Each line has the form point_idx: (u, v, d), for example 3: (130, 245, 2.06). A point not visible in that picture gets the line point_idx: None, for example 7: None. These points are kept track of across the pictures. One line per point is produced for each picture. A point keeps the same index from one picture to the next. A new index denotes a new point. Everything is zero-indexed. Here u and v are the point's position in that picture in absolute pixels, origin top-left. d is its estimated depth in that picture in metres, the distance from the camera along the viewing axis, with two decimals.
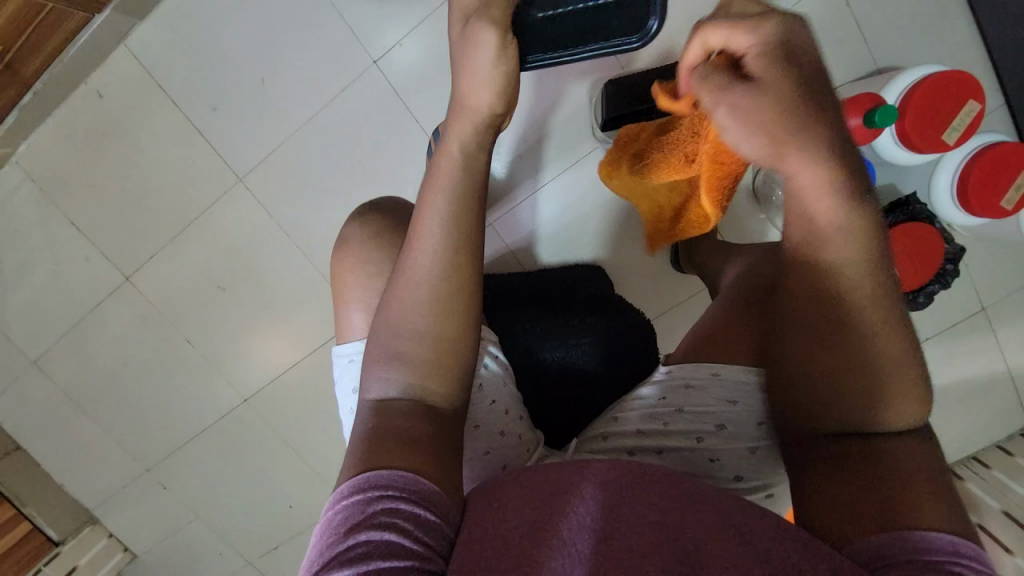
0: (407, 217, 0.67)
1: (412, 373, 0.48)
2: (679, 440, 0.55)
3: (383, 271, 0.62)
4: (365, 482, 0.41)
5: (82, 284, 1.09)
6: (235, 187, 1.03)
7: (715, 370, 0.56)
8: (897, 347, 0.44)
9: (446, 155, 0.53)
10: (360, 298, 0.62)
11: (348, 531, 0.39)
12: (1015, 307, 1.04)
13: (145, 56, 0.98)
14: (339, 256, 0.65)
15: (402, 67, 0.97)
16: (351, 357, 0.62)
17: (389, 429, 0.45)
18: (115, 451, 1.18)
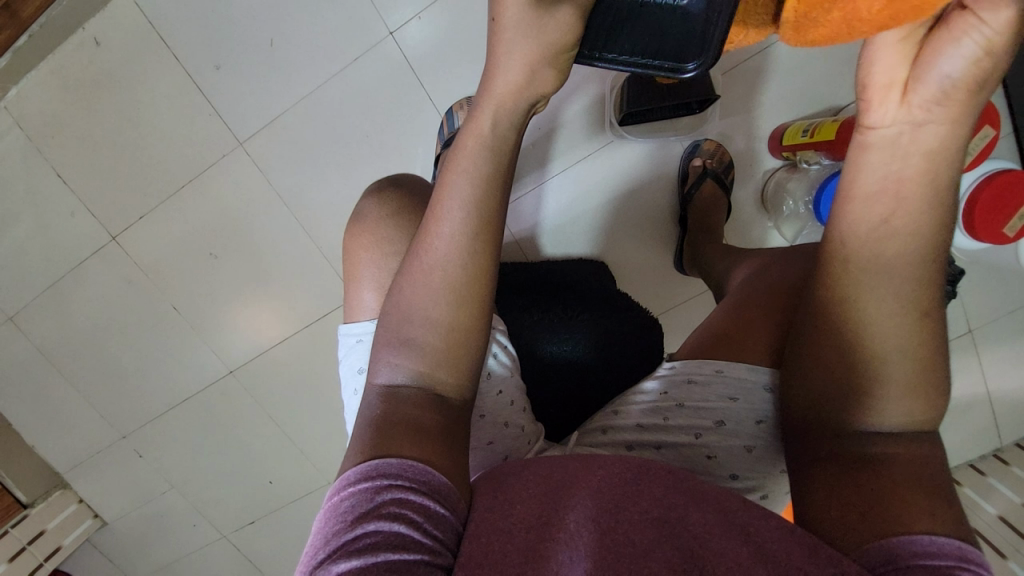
0: (423, 197, 0.65)
1: (423, 360, 0.47)
2: (678, 435, 0.55)
3: (399, 252, 0.60)
4: (374, 470, 0.40)
5: (66, 240, 1.05)
6: (235, 152, 1.00)
7: (719, 367, 0.56)
8: (918, 353, 0.43)
9: (476, 130, 0.51)
10: (370, 278, 0.60)
11: (356, 520, 0.38)
12: (1001, 332, 1.06)
13: (148, 5, 0.93)
14: (353, 232, 0.63)
15: (420, 42, 0.94)
16: (360, 337, 0.60)
17: (398, 418, 0.44)
18: (92, 415, 1.15)
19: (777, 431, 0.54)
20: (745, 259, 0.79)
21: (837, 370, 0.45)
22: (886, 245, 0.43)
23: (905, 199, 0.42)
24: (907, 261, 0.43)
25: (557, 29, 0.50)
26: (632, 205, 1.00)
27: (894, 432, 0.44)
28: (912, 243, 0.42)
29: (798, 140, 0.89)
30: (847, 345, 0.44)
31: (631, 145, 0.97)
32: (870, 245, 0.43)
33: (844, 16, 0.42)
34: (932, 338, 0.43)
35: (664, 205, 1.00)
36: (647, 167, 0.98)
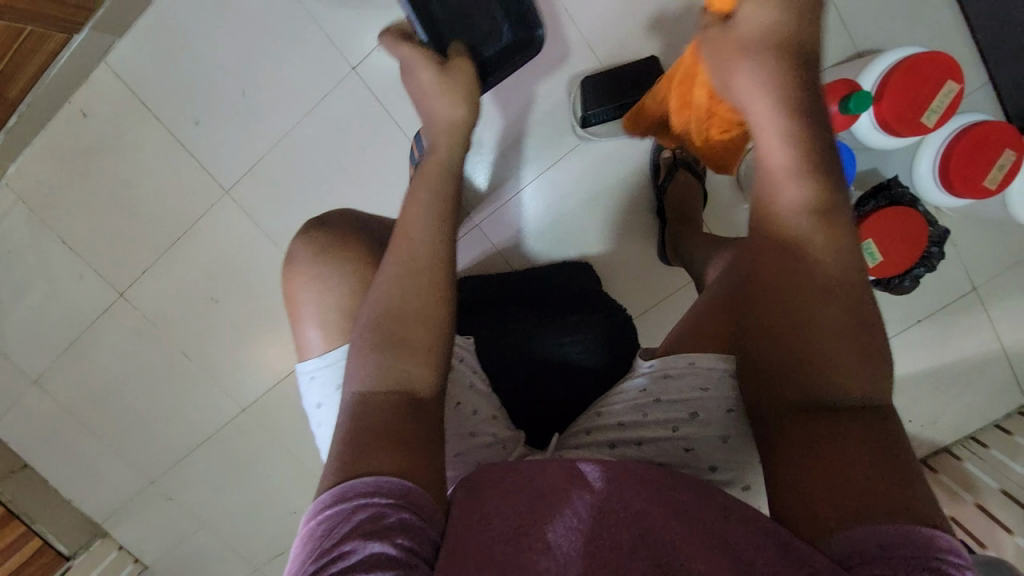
0: (354, 225, 0.67)
1: (396, 359, 0.50)
2: (656, 430, 0.56)
3: (336, 286, 0.62)
4: (350, 490, 0.43)
5: (79, 302, 1.12)
6: (222, 201, 1.04)
7: (691, 359, 0.58)
8: (846, 325, 0.47)
9: (435, 159, 0.65)
10: (311, 317, 0.63)
11: (335, 540, 0.41)
12: (1008, 286, 1.04)
13: (126, 73, 0.98)
14: (287, 276, 0.65)
15: (381, 73, 0.96)
16: (312, 374, 0.63)
17: (376, 434, 0.46)
18: (122, 464, 1.21)
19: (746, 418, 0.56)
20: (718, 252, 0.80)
21: (793, 337, 0.48)
22: (819, 236, 0.50)
23: (814, 181, 0.51)
24: (841, 252, 0.50)
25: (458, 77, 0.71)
26: (609, 204, 1.00)
27: (854, 406, 0.46)
28: (814, 208, 0.51)
29: None
30: (800, 313, 0.48)
31: (599, 144, 0.97)
32: (783, 205, 0.51)
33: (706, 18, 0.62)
34: (874, 338, 0.48)
35: (639, 200, 1.00)
36: (616, 164, 0.98)
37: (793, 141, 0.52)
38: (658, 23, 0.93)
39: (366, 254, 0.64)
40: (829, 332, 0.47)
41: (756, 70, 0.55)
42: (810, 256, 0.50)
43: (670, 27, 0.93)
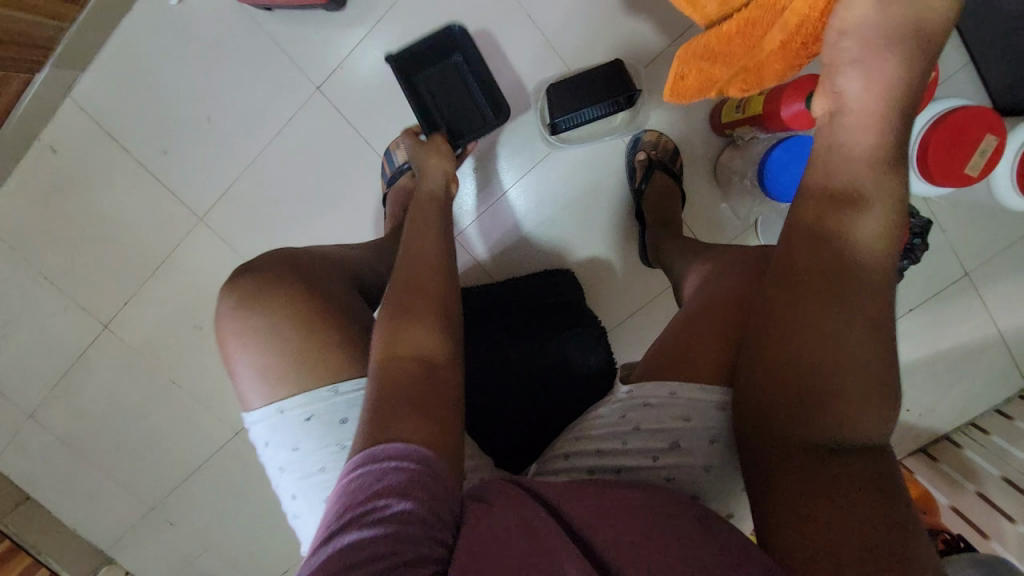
0: (291, 262, 0.59)
1: (419, 329, 0.55)
2: (636, 459, 0.54)
3: (279, 334, 0.54)
4: (382, 452, 0.45)
5: (66, 336, 1.12)
6: (197, 228, 1.03)
7: (672, 388, 0.55)
8: (865, 354, 0.46)
9: (428, 190, 0.79)
10: (245, 369, 0.55)
11: (367, 497, 0.42)
12: (999, 268, 1.03)
13: (93, 107, 0.98)
14: (219, 324, 0.56)
15: (345, 92, 0.96)
16: (265, 438, 0.54)
17: (407, 398, 0.49)
18: (122, 493, 1.22)
19: (730, 448, 0.54)
20: (697, 259, 0.75)
21: (810, 364, 0.47)
22: (879, 231, 0.49)
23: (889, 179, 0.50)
24: (876, 288, 0.47)
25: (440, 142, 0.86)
26: (587, 210, 0.98)
27: (860, 446, 0.45)
28: (877, 204, 0.50)
29: (733, 117, 0.87)
30: (819, 346, 0.47)
31: (573, 150, 0.96)
32: (858, 184, 0.51)
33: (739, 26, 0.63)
34: (877, 374, 0.46)
35: (617, 204, 0.98)
36: (591, 169, 0.97)
37: (886, 149, 0.52)
38: (622, 25, 0.92)
39: (304, 298, 0.55)
40: (854, 354, 0.46)
41: (877, 58, 0.53)
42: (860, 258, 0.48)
43: (635, 28, 0.92)
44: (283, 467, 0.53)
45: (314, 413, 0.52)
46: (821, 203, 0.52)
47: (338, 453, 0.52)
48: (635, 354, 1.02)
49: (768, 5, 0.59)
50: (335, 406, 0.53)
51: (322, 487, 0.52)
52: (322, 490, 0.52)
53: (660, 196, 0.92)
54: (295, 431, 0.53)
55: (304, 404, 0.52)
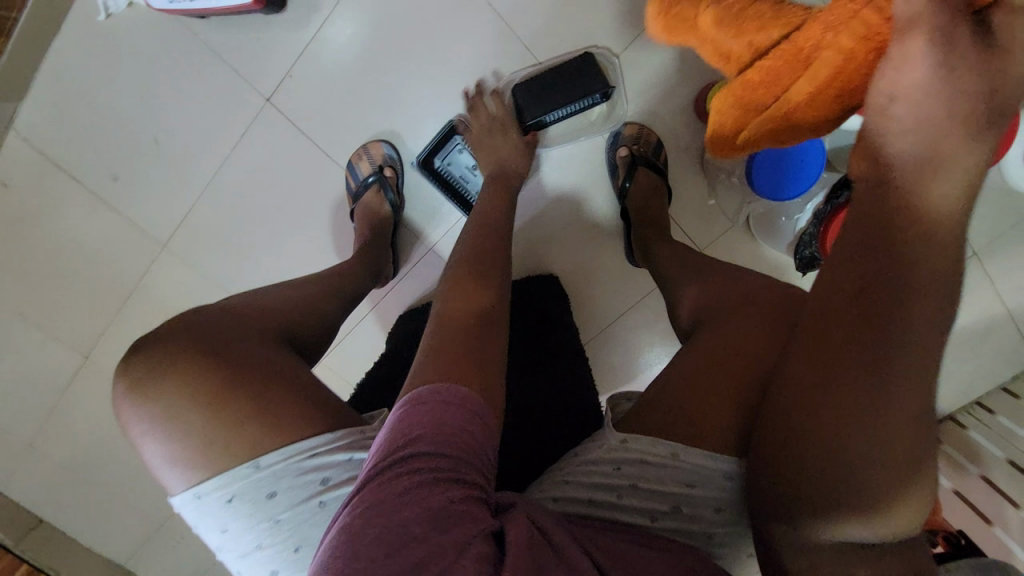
0: (190, 326, 0.55)
1: (474, 299, 0.61)
2: (633, 517, 0.51)
3: (186, 408, 0.50)
4: (451, 391, 0.47)
5: (48, 370, 1.10)
6: (162, 256, 0.99)
7: (674, 449, 0.51)
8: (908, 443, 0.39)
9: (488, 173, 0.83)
10: (161, 457, 0.50)
11: (434, 423, 0.45)
12: (1007, 245, 0.98)
13: (33, 136, 0.91)
14: (121, 415, 0.52)
15: (299, 102, 0.88)
16: (193, 520, 0.51)
17: (464, 353, 0.53)
18: (128, 514, 1.22)
19: (735, 514, 0.51)
20: (691, 273, 0.70)
21: (852, 437, 0.40)
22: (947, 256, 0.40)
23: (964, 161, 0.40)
24: (923, 359, 0.39)
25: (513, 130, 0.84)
26: (568, 213, 0.92)
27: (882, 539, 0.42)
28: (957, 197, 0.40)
29: None
30: (843, 441, 0.40)
31: (552, 152, 0.90)
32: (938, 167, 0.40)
33: (761, 82, 0.53)
34: (924, 459, 0.40)
35: (600, 205, 0.92)
36: (571, 170, 0.91)
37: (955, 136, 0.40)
38: (594, 9, 0.83)
39: (205, 363, 0.52)
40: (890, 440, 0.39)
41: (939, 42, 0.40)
42: (916, 315, 0.39)
43: (607, 10, 0.83)
44: (219, 547, 0.51)
45: (235, 493, 0.49)
46: (868, 225, 0.41)
47: (272, 527, 0.50)
48: (629, 359, 0.97)
49: (793, 51, 0.50)
50: (258, 482, 0.49)
51: (263, 562, 0.50)
52: (261, 563, 0.50)
53: (644, 196, 0.86)
54: (220, 513, 0.50)
55: (222, 487, 0.49)
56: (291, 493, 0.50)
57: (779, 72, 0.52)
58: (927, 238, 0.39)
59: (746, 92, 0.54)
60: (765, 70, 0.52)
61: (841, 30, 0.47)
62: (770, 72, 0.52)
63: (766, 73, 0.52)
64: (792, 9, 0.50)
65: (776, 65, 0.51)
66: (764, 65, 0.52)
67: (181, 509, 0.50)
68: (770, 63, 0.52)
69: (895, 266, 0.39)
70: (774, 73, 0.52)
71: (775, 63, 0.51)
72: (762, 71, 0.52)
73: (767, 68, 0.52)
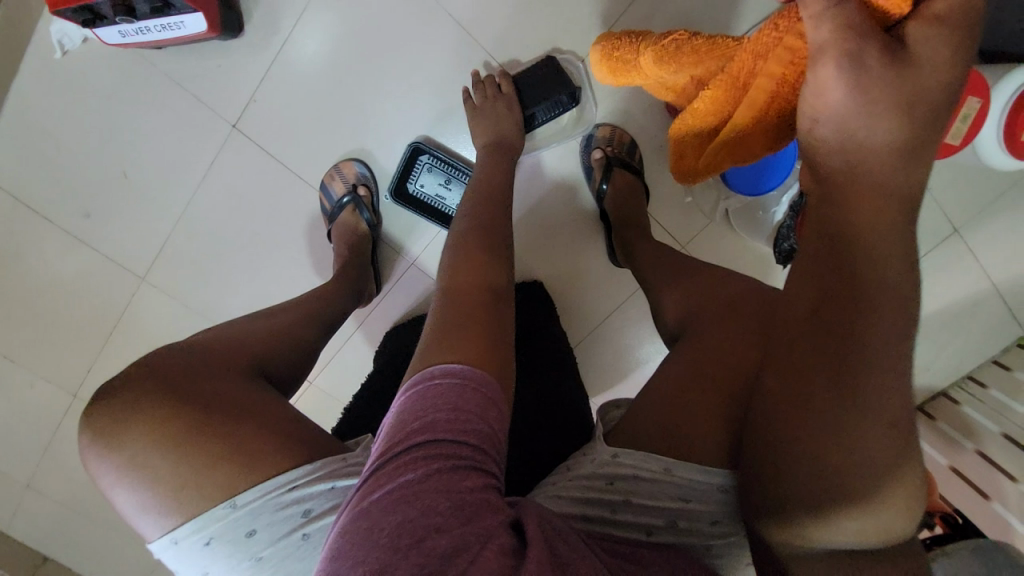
0: (162, 369, 0.54)
1: (474, 282, 0.58)
2: (630, 532, 0.49)
3: (159, 450, 0.49)
4: (467, 375, 0.46)
5: (39, 411, 1.09)
6: (142, 289, 0.98)
7: (666, 463, 0.51)
8: (896, 445, 0.39)
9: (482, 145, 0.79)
10: (136, 504, 0.49)
11: (449, 407, 0.43)
12: (989, 220, 0.97)
13: (1, 178, 0.90)
14: (92, 465, 0.51)
15: (267, 125, 0.87)
16: (172, 566, 0.50)
17: (458, 333, 0.51)
18: (130, 547, 1.22)
19: (732, 525, 0.51)
20: (669, 277, 0.69)
21: (845, 437, 0.39)
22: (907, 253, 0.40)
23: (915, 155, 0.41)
24: (901, 360, 0.39)
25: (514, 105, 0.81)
26: (547, 218, 0.92)
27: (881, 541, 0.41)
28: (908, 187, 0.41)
29: None
30: (836, 441, 0.39)
31: (525, 161, 0.89)
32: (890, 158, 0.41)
33: (710, 107, 0.56)
34: (913, 460, 0.40)
35: (578, 210, 0.91)
36: (547, 177, 0.90)
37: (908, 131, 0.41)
38: (557, 10, 0.82)
39: (176, 404, 0.51)
40: (880, 441, 0.38)
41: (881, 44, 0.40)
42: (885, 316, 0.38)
43: (571, 12, 0.82)
44: None
45: (212, 535, 0.48)
46: (831, 222, 0.42)
47: (255, 565, 0.49)
48: (618, 361, 0.97)
49: (729, 79, 0.54)
50: (235, 522, 0.48)
51: None
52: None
53: (620, 199, 0.85)
54: (200, 556, 0.49)
55: (198, 530, 0.48)
56: (271, 530, 0.48)
57: (725, 96, 0.55)
58: (883, 244, 0.40)
59: (700, 117, 0.58)
60: (710, 98, 0.56)
61: (769, 56, 0.49)
62: (716, 98, 0.55)
63: (712, 99, 0.56)
64: (724, 41, 0.56)
65: (718, 93, 0.55)
66: (708, 93, 0.56)
67: (160, 555, 0.50)
68: (713, 91, 0.55)
69: (860, 260, 0.39)
70: (720, 98, 0.55)
71: (717, 91, 0.55)
72: (707, 100, 0.56)
73: (711, 96, 0.55)
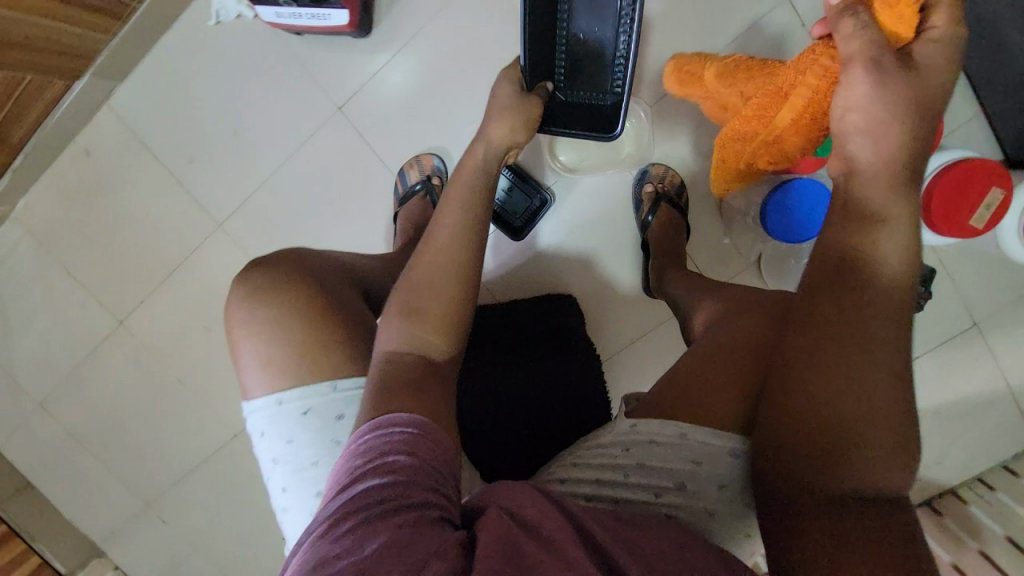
0: (304, 266, 0.67)
1: (424, 329, 0.58)
2: (637, 493, 0.54)
3: (282, 327, 0.62)
4: (389, 420, 0.49)
5: (81, 330, 1.16)
6: (215, 234, 1.07)
7: (682, 430, 0.54)
8: (887, 404, 0.45)
9: (474, 158, 0.73)
10: (256, 363, 0.62)
11: (376, 454, 0.46)
12: (1009, 320, 1.02)
13: (129, 115, 1.03)
14: (233, 321, 0.64)
15: (368, 111, 1.00)
16: (265, 426, 0.61)
17: (403, 379, 0.54)
18: (116, 487, 1.22)
19: (738, 494, 0.54)
20: (702, 293, 0.75)
21: (836, 399, 0.45)
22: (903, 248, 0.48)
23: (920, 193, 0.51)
24: (894, 334, 0.46)
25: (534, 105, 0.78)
26: (594, 237, 1.00)
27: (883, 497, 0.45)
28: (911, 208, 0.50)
29: None
30: (828, 403, 0.46)
31: (582, 182, 0.99)
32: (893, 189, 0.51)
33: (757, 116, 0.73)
34: (904, 419, 0.45)
35: (624, 235, 0.99)
36: (600, 200, 0.99)
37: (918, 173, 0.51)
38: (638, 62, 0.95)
39: (306, 297, 0.63)
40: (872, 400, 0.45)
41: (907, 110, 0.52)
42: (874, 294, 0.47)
43: (650, 65, 0.95)
44: (277, 456, 0.61)
45: (312, 408, 0.60)
46: (845, 224, 0.50)
47: (331, 446, 0.60)
48: (636, 383, 1.01)
49: (775, 92, 0.70)
50: (333, 402, 0.60)
51: (313, 478, 0.59)
52: (311, 481, 0.59)
53: (665, 230, 0.93)
54: (293, 423, 0.60)
55: (302, 398, 0.60)
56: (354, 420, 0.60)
57: (771, 106, 0.71)
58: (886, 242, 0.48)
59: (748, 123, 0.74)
60: (759, 107, 0.72)
61: (807, 73, 0.66)
62: (763, 107, 0.72)
63: (761, 107, 0.72)
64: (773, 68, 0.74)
65: (765, 102, 0.72)
66: (759, 102, 0.72)
67: (259, 413, 0.61)
68: (762, 101, 0.72)
69: (862, 251, 0.48)
70: (767, 107, 0.72)
71: (765, 101, 0.72)
72: (757, 107, 0.72)
73: (761, 104, 0.72)
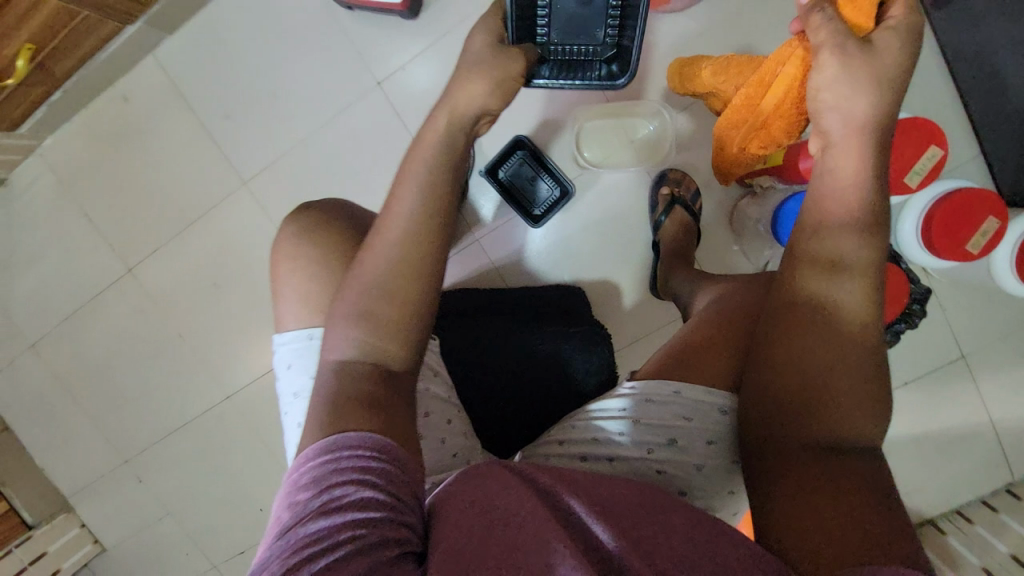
0: (346, 213, 0.69)
1: (373, 332, 0.55)
2: (631, 449, 0.56)
3: (317, 264, 0.64)
4: (333, 444, 0.47)
5: (88, 273, 1.15)
6: (238, 191, 1.09)
7: (676, 388, 0.56)
8: (866, 365, 0.49)
9: (433, 129, 0.64)
10: (292, 295, 0.64)
11: (319, 489, 0.44)
12: (995, 355, 1.06)
13: (171, 67, 1.07)
14: (276, 254, 0.66)
15: (404, 88, 1.04)
16: (292, 359, 0.63)
17: (349, 392, 0.52)
18: (98, 439, 1.20)
19: (726, 451, 0.56)
20: (710, 283, 0.79)
21: (826, 357, 0.49)
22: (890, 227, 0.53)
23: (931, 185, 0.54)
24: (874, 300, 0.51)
25: (513, 65, 0.70)
26: (608, 231, 1.03)
27: (860, 448, 0.48)
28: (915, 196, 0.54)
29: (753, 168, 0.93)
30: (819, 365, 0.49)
31: (603, 177, 1.03)
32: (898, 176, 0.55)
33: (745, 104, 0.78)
34: (879, 376, 0.50)
35: (637, 233, 1.03)
36: (618, 197, 1.03)
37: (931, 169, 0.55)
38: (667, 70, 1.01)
39: (345, 240, 0.66)
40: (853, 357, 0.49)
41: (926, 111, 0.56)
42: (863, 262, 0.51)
43: None
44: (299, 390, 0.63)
45: None
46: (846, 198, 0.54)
47: None
48: None
49: (758, 83, 0.75)
50: None
51: None
52: None
53: (678, 231, 0.97)
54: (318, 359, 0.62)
55: None
56: None
57: (756, 95, 0.76)
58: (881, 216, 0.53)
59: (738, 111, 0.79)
60: (746, 96, 0.77)
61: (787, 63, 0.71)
62: (750, 97, 0.77)
63: (750, 95, 0.77)
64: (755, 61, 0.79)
65: (750, 91, 0.76)
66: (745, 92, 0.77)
67: (290, 344, 0.64)
68: (748, 90, 0.76)
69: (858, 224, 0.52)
70: (751, 96, 0.77)
71: (750, 91, 0.76)
72: (743, 97, 0.77)
73: (747, 94, 0.77)
